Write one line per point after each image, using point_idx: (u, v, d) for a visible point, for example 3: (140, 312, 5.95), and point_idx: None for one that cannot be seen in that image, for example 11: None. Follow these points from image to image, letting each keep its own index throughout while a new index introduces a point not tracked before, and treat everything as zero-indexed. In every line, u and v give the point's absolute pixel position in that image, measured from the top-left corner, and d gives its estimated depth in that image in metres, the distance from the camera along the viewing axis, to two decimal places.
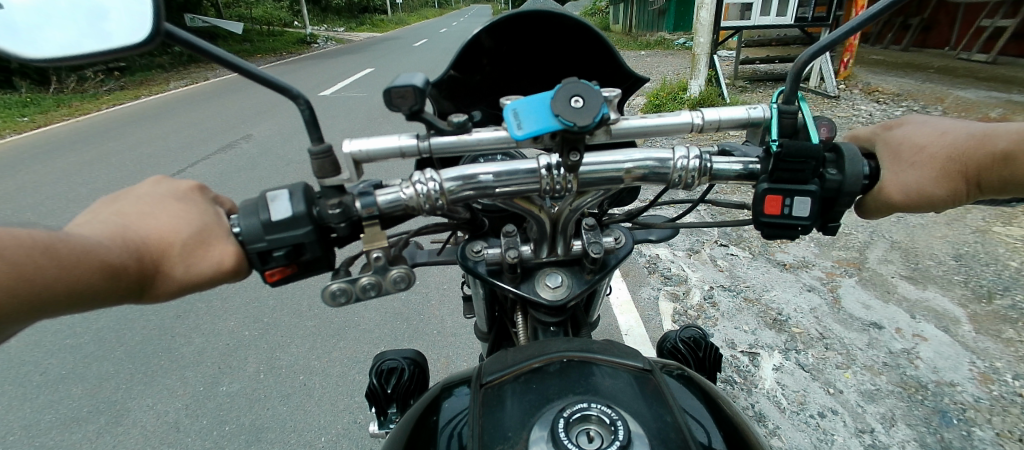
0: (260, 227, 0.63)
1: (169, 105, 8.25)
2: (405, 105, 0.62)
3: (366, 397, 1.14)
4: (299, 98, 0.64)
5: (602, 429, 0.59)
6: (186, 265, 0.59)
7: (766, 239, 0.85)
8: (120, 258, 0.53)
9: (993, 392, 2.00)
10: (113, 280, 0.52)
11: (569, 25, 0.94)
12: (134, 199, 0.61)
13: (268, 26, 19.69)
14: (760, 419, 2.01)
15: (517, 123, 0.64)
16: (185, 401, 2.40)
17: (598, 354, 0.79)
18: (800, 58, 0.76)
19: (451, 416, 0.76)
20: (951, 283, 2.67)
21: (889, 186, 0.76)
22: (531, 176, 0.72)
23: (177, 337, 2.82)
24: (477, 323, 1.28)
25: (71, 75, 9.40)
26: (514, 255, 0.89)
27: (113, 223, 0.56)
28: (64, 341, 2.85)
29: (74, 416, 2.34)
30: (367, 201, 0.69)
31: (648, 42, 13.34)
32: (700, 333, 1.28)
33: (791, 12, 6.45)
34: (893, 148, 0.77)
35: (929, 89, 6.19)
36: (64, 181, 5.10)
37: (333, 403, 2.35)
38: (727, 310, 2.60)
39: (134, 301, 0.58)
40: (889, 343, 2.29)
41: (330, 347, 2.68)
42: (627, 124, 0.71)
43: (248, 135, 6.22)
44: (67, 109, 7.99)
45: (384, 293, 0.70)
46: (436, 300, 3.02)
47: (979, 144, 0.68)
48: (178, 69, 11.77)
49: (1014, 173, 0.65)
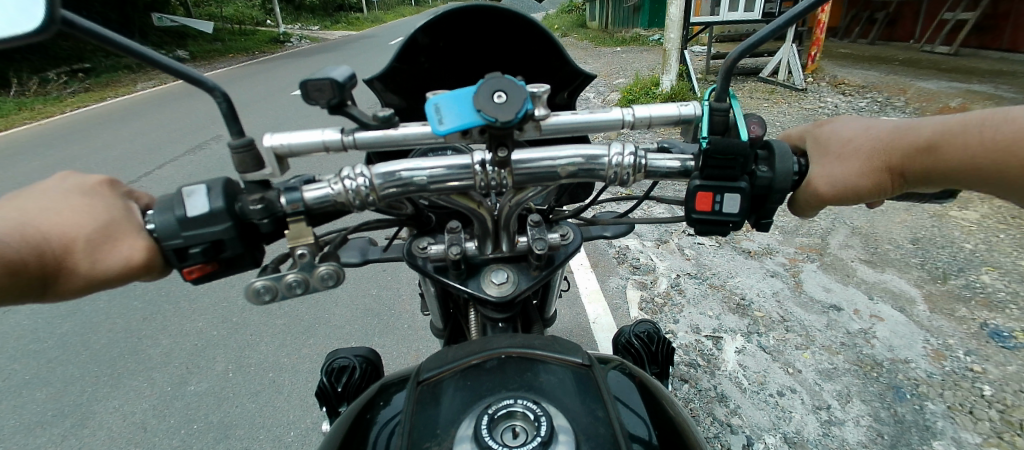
0: (176, 224, 0.62)
1: (134, 107, 7.95)
2: (323, 98, 0.60)
3: (317, 396, 1.13)
4: (215, 90, 0.62)
5: (526, 425, 0.62)
6: (92, 261, 0.57)
7: (702, 235, 0.85)
8: (17, 252, 0.51)
9: (945, 367, 2.10)
10: (11, 276, 0.50)
11: (505, 18, 0.94)
12: (32, 194, 0.58)
13: (241, 24, 18.78)
14: (722, 400, 2.06)
15: (439, 117, 0.63)
16: (152, 401, 2.32)
17: (538, 350, 0.80)
18: (731, 53, 0.74)
19: (389, 414, 0.80)
20: (908, 266, 2.79)
21: (817, 179, 0.76)
22: (465, 171, 0.71)
23: (143, 338, 2.73)
24: (433, 321, 1.27)
25: (29, 76, 8.98)
26: (458, 251, 0.87)
27: (7, 218, 0.53)
28: (26, 347, 2.72)
29: (37, 420, 2.24)
30: (292, 198, 0.67)
31: (624, 39, 13.49)
32: (653, 327, 1.31)
33: (757, 7, 6.60)
34: (822, 143, 0.78)
35: (892, 81, 6.43)
36: (25, 186, 4.87)
37: (304, 398, 2.31)
38: (693, 296, 2.66)
39: (33, 298, 0.56)
40: (847, 324, 2.38)
41: (300, 344, 2.63)
42: (556, 120, 0.72)
43: (218, 136, 6.05)
44: (28, 112, 7.62)
45: (312, 290, 0.68)
46: (408, 295, 2.99)
47: (902, 135, 0.68)
48: (144, 70, 11.35)
49: (937, 162, 0.65)
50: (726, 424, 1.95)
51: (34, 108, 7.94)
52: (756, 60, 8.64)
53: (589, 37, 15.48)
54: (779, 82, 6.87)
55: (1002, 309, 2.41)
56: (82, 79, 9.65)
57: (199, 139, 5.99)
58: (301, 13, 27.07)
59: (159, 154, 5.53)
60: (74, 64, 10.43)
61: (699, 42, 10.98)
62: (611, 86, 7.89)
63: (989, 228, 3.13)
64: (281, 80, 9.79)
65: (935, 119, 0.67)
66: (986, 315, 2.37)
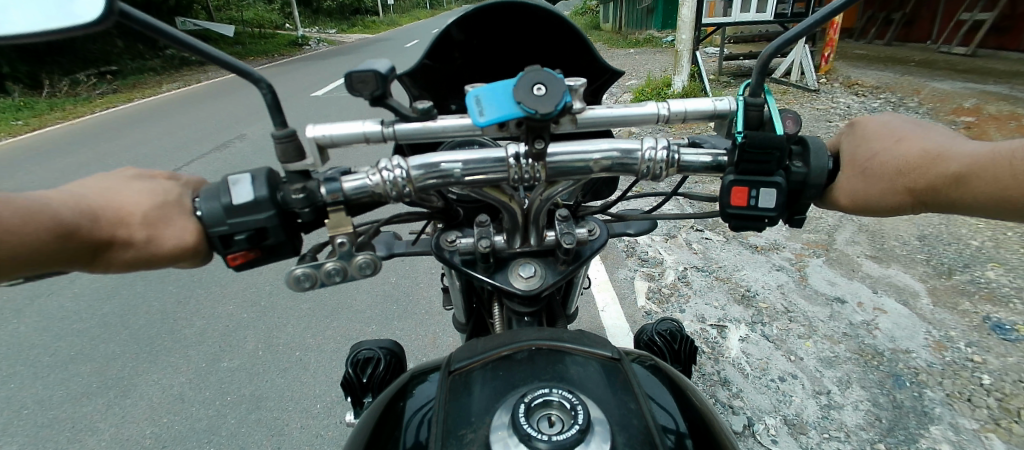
0: (222, 211, 0.63)
1: (156, 106, 8.09)
2: (367, 90, 0.62)
3: (343, 387, 1.17)
4: (261, 82, 0.63)
5: (563, 414, 0.61)
6: (144, 235, 0.60)
7: (736, 231, 0.84)
8: (74, 218, 0.54)
9: (945, 357, 2.06)
10: (66, 240, 0.54)
11: (539, 16, 0.95)
12: (103, 177, 0.63)
13: (258, 28, 19.02)
14: (724, 384, 2.05)
15: (479, 109, 0.64)
16: (188, 375, 2.37)
17: (568, 343, 0.80)
18: (767, 48, 0.74)
19: (419, 403, 0.81)
20: (913, 261, 2.74)
21: (839, 191, 0.76)
22: (499, 164, 0.71)
23: (177, 319, 2.77)
24: (455, 315, 1.28)
25: (60, 77, 9.24)
26: (487, 245, 0.88)
27: (77, 193, 0.58)
28: (72, 325, 2.78)
29: (83, 391, 2.30)
30: (332, 188, 0.68)
31: (636, 40, 13.41)
32: (676, 326, 1.29)
33: (770, 7, 6.48)
34: (853, 156, 0.75)
35: (906, 82, 6.34)
36: (60, 181, 4.99)
37: (330, 373, 2.34)
38: (699, 287, 2.64)
39: (96, 270, 0.60)
40: (850, 316, 2.35)
41: (324, 326, 2.66)
42: (592, 113, 0.72)
43: (241, 134, 6.14)
44: (60, 112, 7.79)
45: (350, 279, 0.70)
46: (425, 283, 3.01)
47: (933, 162, 0.65)
48: (167, 72, 11.60)
49: (963, 196, 0.63)
50: (728, 407, 1.95)
51: (66, 108, 8.12)
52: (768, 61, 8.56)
53: (602, 39, 15.42)
54: (791, 83, 6.79)
55: (1006, 303, 2.36)
56: (108, 79, 9.87)
57: (222, 137, 6.08)
58: (318, 14, 27.34)
59: (180, 151, 5.63)
60: (100, 65, 10.69)
61: (711, 43, 10.92)
62: (623, 86, 7.86)
63: (998, 225, 3.08)
64: (296, 81, 9.91)
65: (976, 146, 0.63)
66: (989, 308, 2.33)
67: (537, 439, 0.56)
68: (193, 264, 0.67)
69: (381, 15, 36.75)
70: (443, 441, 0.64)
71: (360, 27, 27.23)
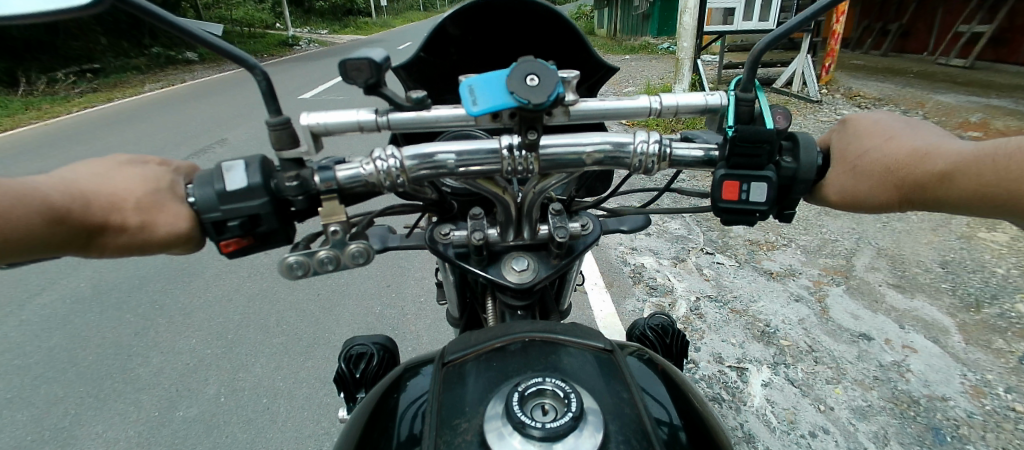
0: (215, 198, 0.64)
1: (138, 109, 8.00)
2: (362, 78, 0.62)
3: (336, 382, 1.16)
4: (256, 69, 0.63)
5: (556, 403, 0.62)
6: (139, 221, 0.60)
7: (727, 225, 0.85)
8: (64, 202, 0.55)
9: (985, 406, 2.01)
10: (56, 225, 0.54)
11: (535, 13, 0.97)
12: (94, 162, 0.63)
13: (252, 28, 18.99)
14: (750, 440, 1.97)
15: (472, 99, 0.64)
16: (138, 426, 2.27)
17: (562, 335, 0.80)
18: (759, 42, 0.74)
19: (413, 397, 0.81)
20: (939, 292, 2.70)
21: (828, 187, 0.78)
22: (491, 156, 0.71)
23: (166, 337, 2.85)
24: (449, 310, 1.29)
25: (46, 79, 9.14)
26: (480, 238, 0.89)
27: (68, 177, 0.58)
28: (14, 361, 2.72)
29: (16, 444, 2.21)
30: (326, 176, 0.68)
31: (632, 47, 13.43)
32: (667, 321, 1.29)
33: (772, 17, 6.58)
34: (843, 152, 0.77)
35: (908, 95, 6.37)
36: None
37: (299, 429, 2.24)
38: (715, 322, 2.60)
39: (90, 254, 0.60)
40: (878, 356, 2.29)
41: (297, 366, 2.60)
42: (584, 105, 0.73)
43: (222, 140, 6.06)
44: (35, 113, 7.68)
45: (342, 267, 0.70)
46: (411, 314, 2.95)
47: (918, 161, 0.66)
48: (157, 74, 11.51)
49: (946, 194, 0.64)
50: None
51: (42, 108, 7.99)
52: (765, 72, 8.60)
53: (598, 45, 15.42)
54: (793, 94, 6.82)
55: None
56: (95, 80, 9.78)
57: (202, 143, 6.00)
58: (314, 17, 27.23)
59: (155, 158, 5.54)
60: (84, 64, 10.56)
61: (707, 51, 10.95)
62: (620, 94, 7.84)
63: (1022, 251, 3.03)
64: (290, 83, 9.86)
65: (964, 145, 0.64)
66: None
67: (531, 427, 0.56)
68: (184, 251, 0.68)
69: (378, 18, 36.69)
70: (437, 431, 0.64)
71: (356, 31, 27.24)
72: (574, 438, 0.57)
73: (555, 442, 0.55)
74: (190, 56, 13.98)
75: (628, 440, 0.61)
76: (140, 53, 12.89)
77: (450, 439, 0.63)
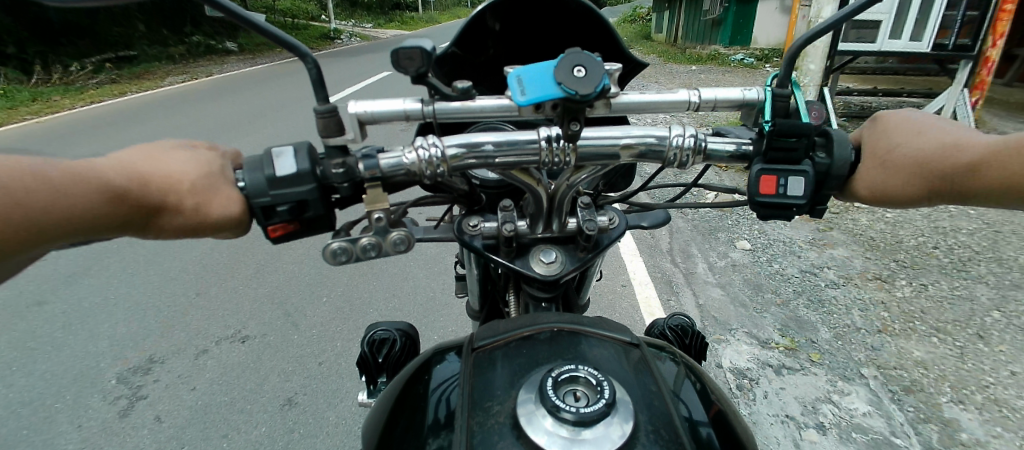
0: (265, 183, 0.66)
1: (166, 96, 8.08)
2: (412, 67, 0.64)
3: (359, 365, 1.19)
4: (306, 57, 0.65)
5: (588, 390, 0.63)
6: (194, 203, 0.62)
7: (762, 220, 0.85)
8: (121, 182, 0.56)
9: None
10: (115, 203, 0.55)
11: (574, 10, 0.97)
12: (150, 146, 0.65)
13: (292, 20, 18.68)
14: None
15: (520, 89, 0.65)
16: None
17: (589, 327, 0.82)
18: (800, 38, 0.74)
19: (440, 381, 0.82)
20: None
21: (859, 182, 0.77)
22: (531, 147, 0.72)
23: (183, 310, 2.90)
24: (469, 302, 1.31)
25: (81, 64, 9.32)
26: (511, 229, 0.90)
27: (125, 159, 0.60)
28: None
29: None
30: (369, 164, 0.70)
31: (700, 54, 12.23)
32: (687, 321, 1.30)
33: (928, 36, 4.95)
34: (872, 148, 0.76)
35: None
36: None
37: None
38: None
39: (147, 233, 0.62)
40: None
41: None
42: (625, 99, 0.74)
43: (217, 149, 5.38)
44: (64, 96, 7.81)
45: (383, 254, 0.72)
46: None
47: (951, 153, 0.66)
48: (191, 63, 11.60)
49: (978, 185, 0.63)
50: None
51: (73, 91, 8.13)
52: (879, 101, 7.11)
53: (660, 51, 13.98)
54: None
55: None
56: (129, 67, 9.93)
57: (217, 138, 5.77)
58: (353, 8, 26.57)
59: None
60: (127, 51, 10.68)
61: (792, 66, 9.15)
62: None
63: None
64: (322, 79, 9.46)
65: (995, 136, 0.63)
66: None
67: (564, 409, 0.57)
68: (233, 234, 0.69)
69: (412, 12, 35.23)
70: (469, 411, 0.66)
71: (391, 27, 26.44)
72: (606, 425, 0.58)
73: (588, 427, 0.56)
74: (223, 46, 14.07)
75: (656, 431, 0.62)
76: (177, 41, 12.96)
77: (482, 420, 0.64)
